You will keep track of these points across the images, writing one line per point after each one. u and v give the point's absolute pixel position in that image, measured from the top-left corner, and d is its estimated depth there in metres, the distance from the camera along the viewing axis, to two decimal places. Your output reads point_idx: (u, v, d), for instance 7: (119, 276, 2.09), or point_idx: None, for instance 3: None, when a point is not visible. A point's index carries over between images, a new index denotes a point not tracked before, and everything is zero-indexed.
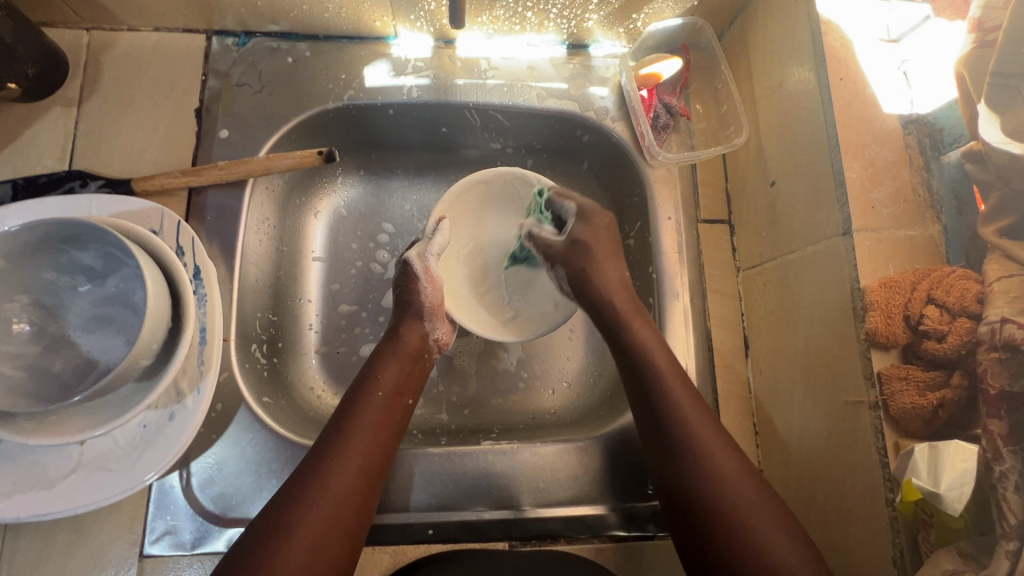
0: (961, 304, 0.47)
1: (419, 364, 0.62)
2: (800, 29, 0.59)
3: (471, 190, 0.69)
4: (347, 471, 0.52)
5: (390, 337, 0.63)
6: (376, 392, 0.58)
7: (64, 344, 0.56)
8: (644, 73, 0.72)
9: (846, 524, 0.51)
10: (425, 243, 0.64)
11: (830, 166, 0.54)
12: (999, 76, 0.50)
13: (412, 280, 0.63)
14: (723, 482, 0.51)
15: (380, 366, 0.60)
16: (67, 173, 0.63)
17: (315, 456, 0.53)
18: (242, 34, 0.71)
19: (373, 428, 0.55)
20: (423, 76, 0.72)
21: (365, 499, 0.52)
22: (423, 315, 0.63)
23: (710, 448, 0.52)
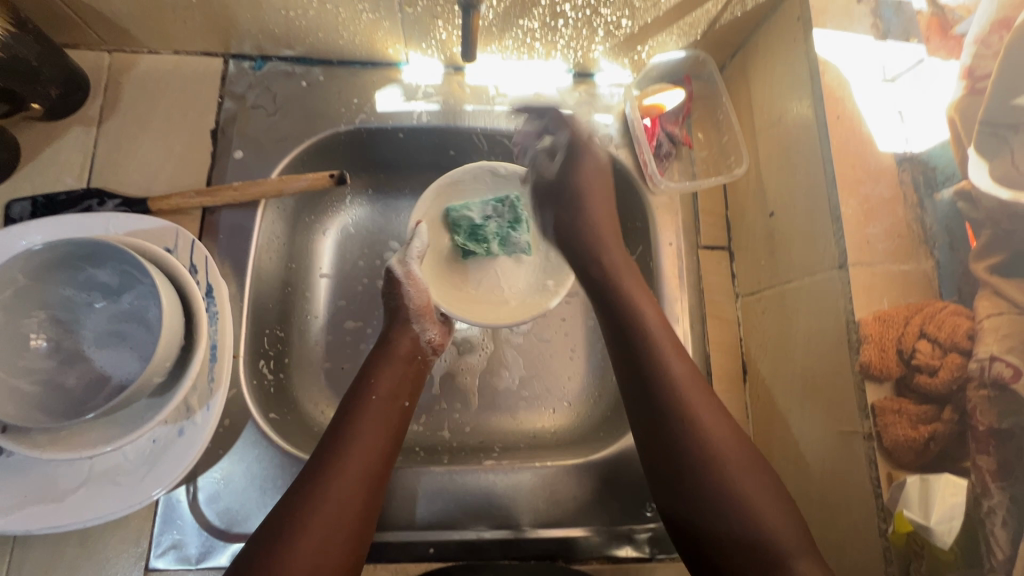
0: (952, 340, 0.48)
1: (412, 365, 0.65)
2: (799, 67, 0.62)
3: (446, 189, 0.72)
4: (349, 474, 0.54)
5: (381, 343, 0.65)
6: (371, 395, 0.60)
7: (79, 359, 0.57)
8: (648, 102, 0.74)
9: (842, 536, 0.52)
10: (405, 248, 0.67)
11: (827, 201, 0.56)
12: (989, 125, 0.53)
13: (395, 284, 0.67)
14: (755, 508, 0.51)
15: (375, 370, 0.62)
16: (85, 191, 0.65)
17: (316, 461, 0.54)
18: (259, 58, 0.73)
19: (372, 430, 0.57)
20: (433, 101, 0.74)
21: (369, 500, 0.54)
22: (410, 318, 0.66)
23: (738, 473, 0.53)
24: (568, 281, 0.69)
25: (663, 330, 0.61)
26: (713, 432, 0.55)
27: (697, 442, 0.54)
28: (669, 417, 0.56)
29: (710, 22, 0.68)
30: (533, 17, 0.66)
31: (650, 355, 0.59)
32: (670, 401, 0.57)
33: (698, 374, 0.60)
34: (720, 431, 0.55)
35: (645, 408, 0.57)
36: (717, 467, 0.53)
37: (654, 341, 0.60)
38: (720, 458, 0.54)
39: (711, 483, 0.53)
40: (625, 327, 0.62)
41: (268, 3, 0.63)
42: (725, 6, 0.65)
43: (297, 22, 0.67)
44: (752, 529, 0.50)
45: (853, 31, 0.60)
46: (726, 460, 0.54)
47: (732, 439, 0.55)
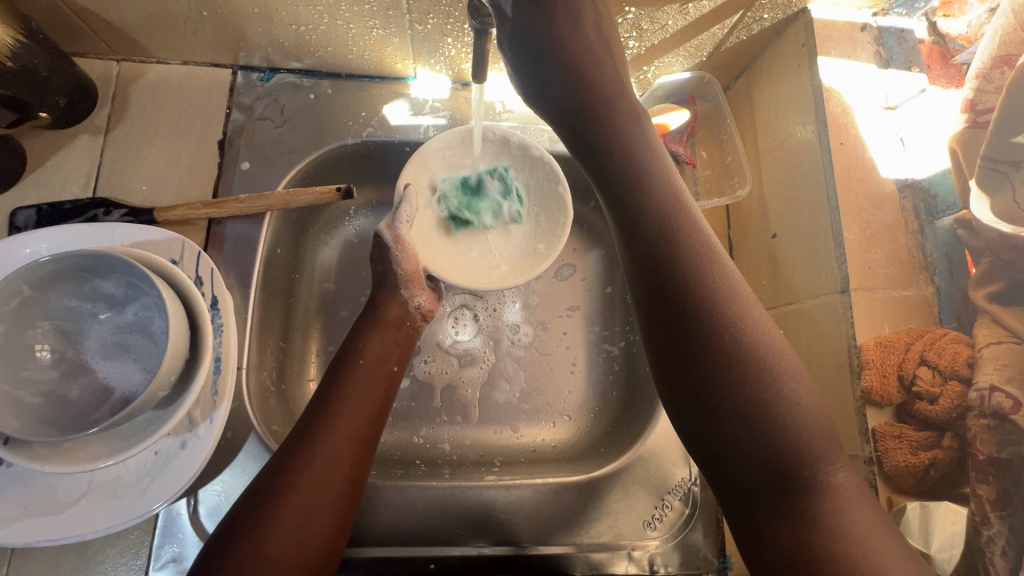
0: (952, 368, 0.49)
1: (399, 333, 0.64)
2: (803, 93, 0.63)
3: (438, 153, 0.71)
4: (337, 438, 0.53)
5: (369, 311, 0.64)
6: (359, 361, 0.59)
7: (81, 370, 0.57)
8: (653, 122, 0.73)
9: None
10: (394, 213, 0.65)
11: (830, 225, 0.57)
12: (994, 162, 0.53)
13: (385, 249, 0.65)
14: (796, 427, 0.42)
15: (364, 337, 0.61)
16: (91, 200, 0.65)
17: (304, 425, 0.53)
18: (267, 69, 0.74)
19: (359, 393, 0.56)
20: (440, 116, 0.76)
21: (357, 465, 0.53)
22: (399, 286, 0.65)
23: (783, 393, 0.43)
24: (559, 244, 0.68)
25: (696, 236, 0.49)
26: (755, 344, 0.44)
27: (735, 356, 0.43)
28: (697, 319, 0.45)
29: (716, 45, 0.69)
30: None
31: (680, 257, 0.47)
32: (701, 308, 0.45)
33: (738, 277, 0.47)
34: (763, 344, 0.44)
35: (672, 314, 0.46)
36: (758, 386, 0.43)
37: (679, 242, 0.48)
38: (763, 378, 0.43)
39: (750, 407, 0.42)
40: (652, 228, 0.49)
41: (279, 18, 0.64)
42: (732, 29, 0.66)
43: (308, 37, 0.67)
44: (792, 460, 0.41)
45: (857, 59, 0.61)
46: (770, 377, 0.43)
47: (777, 353, 0.44)
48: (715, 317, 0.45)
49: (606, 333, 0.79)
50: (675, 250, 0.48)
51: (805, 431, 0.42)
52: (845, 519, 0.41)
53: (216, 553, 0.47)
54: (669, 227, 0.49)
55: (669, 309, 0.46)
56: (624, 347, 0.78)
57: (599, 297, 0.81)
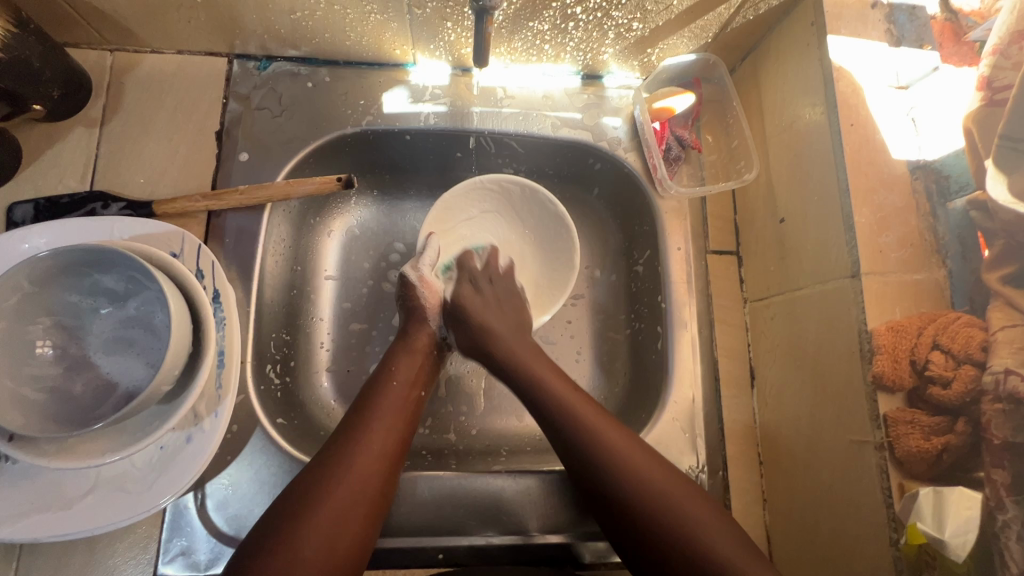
0: (966, 352, 0.48)
1: (429, 361, 0.65)
2: (812, 73, 0.61)
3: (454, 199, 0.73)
4: (370, 456, 0.53)
5: (401, 336, 0.66)
6: (390, 382, 0.60)
7: (84, 365, 0.57)
8: (658, 106, 0.73)
9: (849, 523, 0.52)
10: (417, 257, 0.69)
11: (840, 209, 0.56)
12: (1008, 140, 0.53)
13: (410, 288, 0.68)
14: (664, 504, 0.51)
15: (394, 361, 0.62)
16: (89, 193, 0.64)
17: (337, 440, 0.54)
18: (263, 58, 0.72)
19: (391, 416, 0.57)
20: (440, 103, 0.74)
21: (386, 480, 0.53)
22: (425, 317, 0.67)
23: (676, 502, 0.51)
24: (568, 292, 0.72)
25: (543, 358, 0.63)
26: (643, 471, 0.53)
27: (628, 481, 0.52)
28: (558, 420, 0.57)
29: (722, 25, 0.67)
30: (543, 20, 0.64)
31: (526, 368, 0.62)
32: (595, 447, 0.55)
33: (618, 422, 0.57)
34: (648, 468, 0.53)
35: (571, 458, 0.56)
36: (652, 496, 0.51)
37: (562, 394, 0.59)
38: (654, 492, 0.52)
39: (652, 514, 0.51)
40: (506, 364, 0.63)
41: (274, 4, 0.62)
42: (738, 9, 0.64)
43: (305, 23, 0.66)
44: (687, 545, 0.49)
45: (867, 38, 0.60)
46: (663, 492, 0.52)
47: (661, 473, 0.53)
48: (604, 453, 0.54)
49: (610, 321, 0.77)
50: (552, 399, 0.58)
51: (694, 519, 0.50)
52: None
53: (245, 563, 0.46)
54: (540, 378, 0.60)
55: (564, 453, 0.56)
56: (629, 334, 0.76)
57: (602, 285, 0.79)
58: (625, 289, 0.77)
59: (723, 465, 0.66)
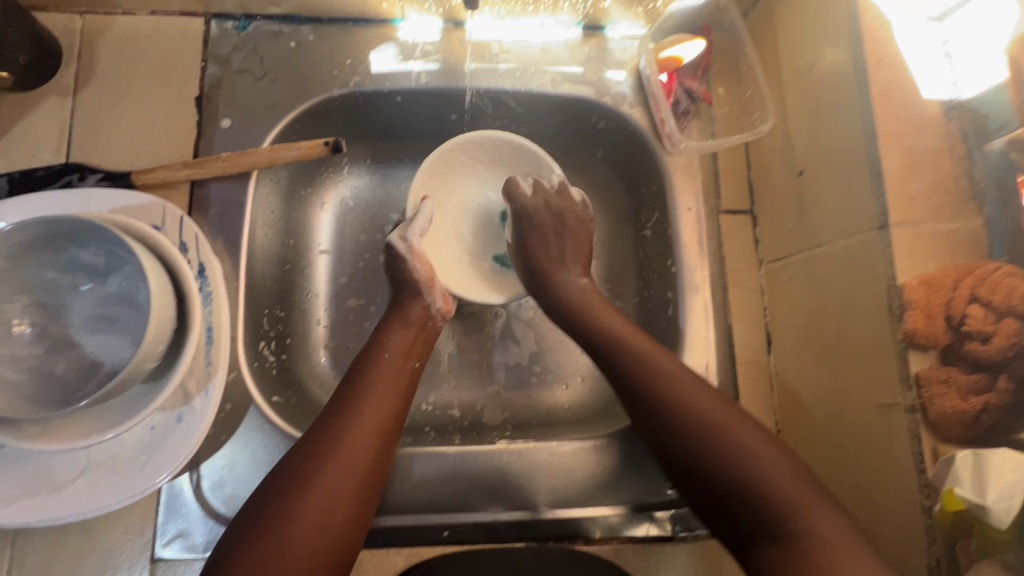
0: (1008, 304, 0.44)
1: (424, 331, 0.62)
2: (834, 9, 0.56)
3: (442, 160, 0.68)
4: (363, 426, 0.51)
5: (393, 309, 0.63)
6: (383, 354, 0.57)
7: (67, 345, 0.54)
8: (665, 56, 0.68)
9: (878, 493, 0.49)
10: (405, 225, 0.65)
11: (866, 155, 0.51)
12: None
13: (398, 259, 0.64)
14: (751, 465, 0.46)
15: (387, 333, 0.60)
16: (64, 166, 0.61)
17: (329, 413, 0.52)
18: (242, 17, 0.68)
19: (386, 386, 0.55)
20: (432, 60, 0.69)
21: (381, 454, 0.51)
22: (419, 288, 0.63)
23: (762, 465, 0.45)
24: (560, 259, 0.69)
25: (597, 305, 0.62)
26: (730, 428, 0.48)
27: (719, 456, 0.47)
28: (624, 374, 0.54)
29: None
30: None
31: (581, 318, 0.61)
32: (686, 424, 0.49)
33: (713, 389, 0.51)
34: (744, 435, 0.47)
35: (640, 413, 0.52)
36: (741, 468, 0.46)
37: (643, 358, 0.54)
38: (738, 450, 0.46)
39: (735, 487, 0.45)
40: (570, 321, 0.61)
41: None
42: None
43: None
44: (770, 516, 0.43)
45: None
46: (755, 461, 0.46)
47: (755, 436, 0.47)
48: (696, 426, 0.49)
49: (619, 289, 0.74)
50: (649, 381, 0.53)
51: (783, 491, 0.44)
52: (840, 566, 0.40)
53: (235, 542, 0.44)
54: (639, 361, 0.54)
55: (650, 428, 0.52)
56: (638, 302, 0.72)
57: (609, 252, 0.75)
58: (633, 255, 0.73)
59: None
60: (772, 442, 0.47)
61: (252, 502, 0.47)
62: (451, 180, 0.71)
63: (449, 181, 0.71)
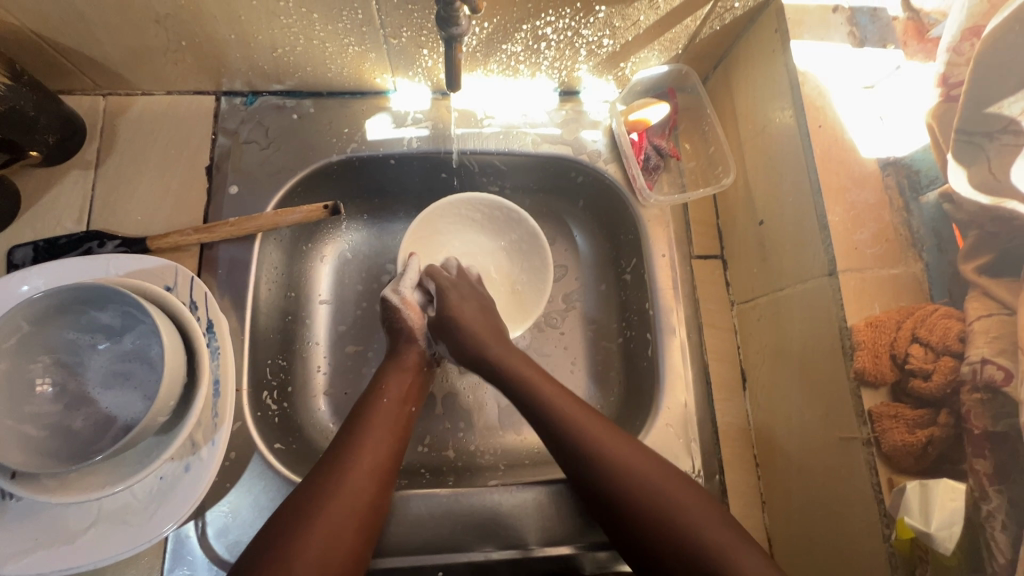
0: (944, 343, 0.48)
1: (420, 376, 0.66)
2: (780, 79, 0.62)
3: (431, 219, 0.74)
4: (361, 468, 0.54)
5: (390, 355, 0.67)
6: (381, 399, 0.61)
7: (84, 402, 0.58)
8: (633, 118, 0.76)
9: (846, 523, 0.52)
10: (397, 280, 0.70)
11: (814, 209, 0.57)
12: (965, 134, 0.54)
13: (393, 311, 0.68)
14: (672, 507, 0.51)
15: (384, 378, 0.64)
16: (85, 233, 0.66)
17: (330, 458, 0.55)
18: (249, 93, 0.75)
19: (384, 430, 0.58)
20: (423, 127, 0.75)
21: (378, 495, 0.54)
22: (413, 336, 0.68)
23: (683, 507, 0.51)
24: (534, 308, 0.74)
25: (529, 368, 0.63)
26: (648, 476, 0.53)
27: (641, 505, 0.52)
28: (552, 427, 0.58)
29: (691, 37, 0.68)
30: (516, 42, 0.66)
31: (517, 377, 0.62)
32: (615, 480, 0.54)
33: (634, 442, 0.57)
34: (664, 483, 0.53)
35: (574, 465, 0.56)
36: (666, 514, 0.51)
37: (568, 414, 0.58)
38: (659, 495, 0.52)
39: (666, 537, 0.50)
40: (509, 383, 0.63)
41: (257, 43, 0.64)
42: (704, 21, 0.65)
43: (286, 59, 0.68)
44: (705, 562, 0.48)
45: (831, 41, 0.61)
46: (674, 507, 0.51)
47: (671, 482, 0.53)
48: (621, 476, 0.54)
49: (603, 331, 0.78)
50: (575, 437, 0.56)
51: (707, 536, 0.49)
52: None
53: None
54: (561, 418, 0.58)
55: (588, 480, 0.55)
56: (621, 342, 0.76)
57: (593, 295, 0.80)
58: (615, 298, 0.78)
59: (720, 470, 0.66)
60: (683, 484, 0.53)
61: (254, 545, 0.49)
62: (435, 238, 0.76)
63: (437, 238, 0.77)
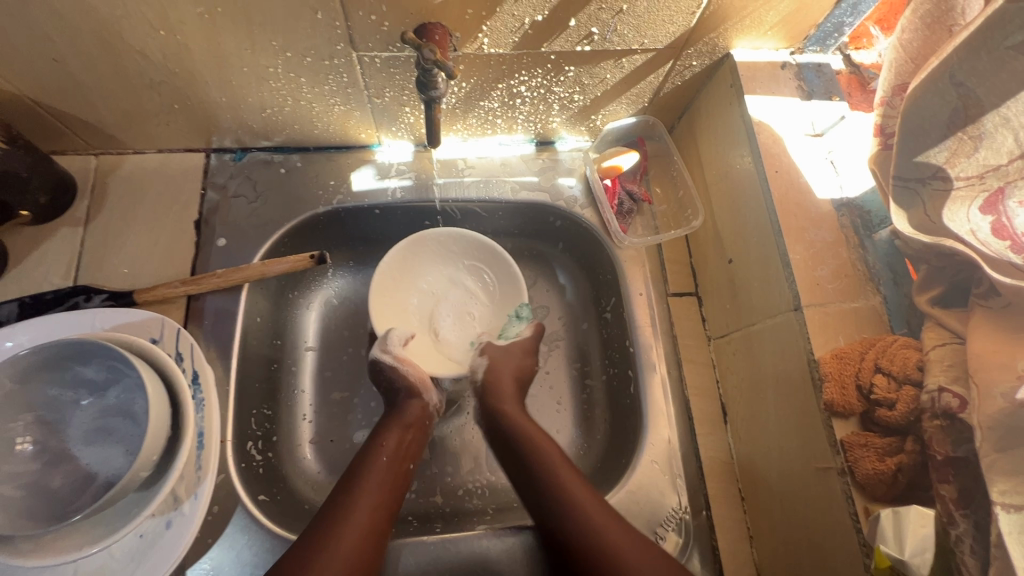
0: (904, 372, 0.51)
1: (419, 435, 0.67)
2: (738, 129, 0.67)
3: (397, 262, 0.76)
4: (356, 529, 0.53)
5: (390, 410, 0.68)
6: (378, 457, 0.61)
7: (63, 459, 0.56)
8: (607, 165, 0.80)
9: (830, 553, 0.53)
10: (383, 338, 0.71)
11: (776, 248, 0.60)
12: (901, 181, 0.54)
13: (388, 370, 0.69)
14: (634, 575, 0.49)
15: (384, 435, 0.64)
16: (72, 288, 0.66)
17: (326, 517, 0.54)
18: (238, 149, 0.78)
19: (381, 489, 0.58)
20: (406, 178, 0.79)
21: (374, 555, 0.53)
22: (417, 390, 0.69)
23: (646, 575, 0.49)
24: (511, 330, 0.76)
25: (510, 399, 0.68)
26: (608, 533, 0.52)
27: None
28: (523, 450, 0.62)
29: (655, 91, 0.73)
30: (493, 99, 0.70)
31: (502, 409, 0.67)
32: (593, 548, 0.52)
33: (605, 501, 0.56)
34: (630, 549, 0.51)
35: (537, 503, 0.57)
36: None
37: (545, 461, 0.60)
38: (617, 556, 0.51)
39: None
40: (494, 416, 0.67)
41: (246, 104, 0.68)
42: (666, 77, 0.70)
43: (275, 118, 0.71)
44: None
45: (781, 95, 0.66)
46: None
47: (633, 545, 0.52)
48: (584, 537, 0.53)
49: (586, 369, 0.79)
50: (561, 503, 0.56)
51: None
52: None
53: None
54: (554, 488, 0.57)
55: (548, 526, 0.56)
56: (605, 380, 0.77)
57: (575, 334, 0.82)
58: (597, 336, 0.80)
59: (706, 504, 0.67)
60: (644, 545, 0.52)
61: None
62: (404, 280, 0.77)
63: (406, 279, 0.77)
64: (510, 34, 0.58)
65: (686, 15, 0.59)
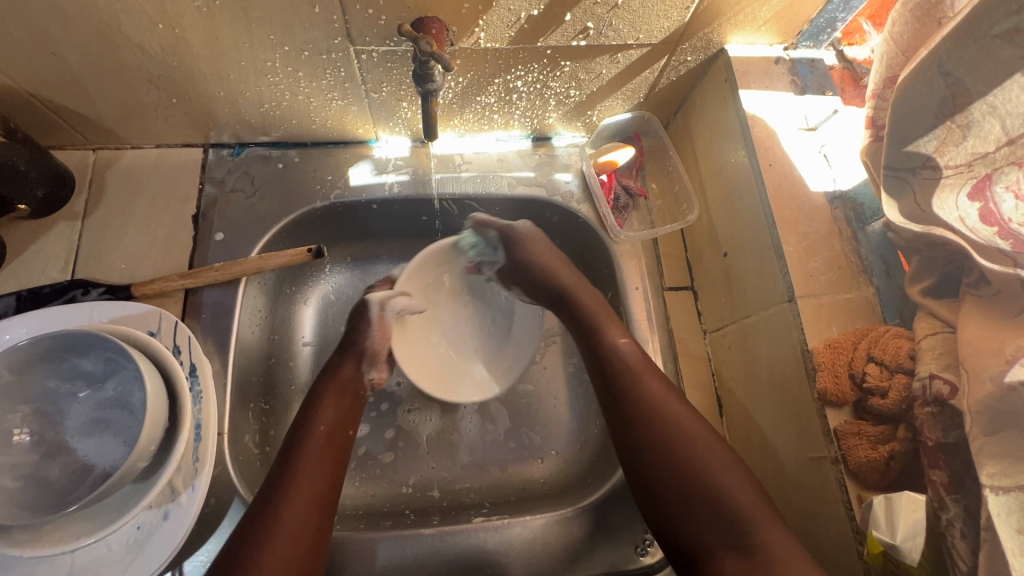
0: (897, 362, 0.51)
1: (356, 399, 0.66)
2: (733, 123, 0.68)
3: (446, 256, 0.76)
4: (302, 501, 0.53)
5: (326, 376, 0.66)
6: (317, 426, 0.60)
7: (62, 450, 0.57)
8: (604, 159, 0.79)
9: (825, 542, 0.54)
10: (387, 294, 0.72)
11: (770, 240, 0.61)
12: (892, 170, 0.55)
13: (366, 322, 0.70)
14: (711, 470, 0.51)
15: (319, 403, 0.63)
16: (71, 282, 0.67)
17: (269, 492, 0.54)
18: (236, 145, 0.78)
19: (321, 458, 0.57)
20: (403, 173, 0.79)
21: (323, 524, 0.53)
22: (363, 356, 0.68)
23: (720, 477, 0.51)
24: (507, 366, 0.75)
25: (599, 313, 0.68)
26: (691, 434, 0.54)
27: (692, 481, 0.51)
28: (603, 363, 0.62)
29: (650, 87, 0.74)
30: (489, 94, 0.71)
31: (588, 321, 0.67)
32: (673, 445, 0.54)
33: (690, 408, 0.57)
34: (708, 449, 0.53)
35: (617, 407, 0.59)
36: (706, 483, 0.51)
37: (632, 371, 0.60)
38: (697, 459, 0.52)
39: (702, 496, 0.51)
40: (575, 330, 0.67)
41: (244, 98, 0.68)
42: (661, 73, 0.71)
43: (272, 113, 0.72)
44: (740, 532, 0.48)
45: (774, 90, 0.67)
46: (716, 478, 0.51)
47: (712, 447, 0.53)
48: (672, 436, 0.54)
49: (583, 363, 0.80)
50: (650, 406, 0.57)
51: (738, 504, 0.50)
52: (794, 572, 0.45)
53: None
54: (654, 413, 0.56)
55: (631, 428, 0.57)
56: None
57: None
58: None
59: None
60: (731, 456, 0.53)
61: None
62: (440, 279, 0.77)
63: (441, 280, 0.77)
64: (507, 28, 0.59)
65: (680, 10, 0.59)
